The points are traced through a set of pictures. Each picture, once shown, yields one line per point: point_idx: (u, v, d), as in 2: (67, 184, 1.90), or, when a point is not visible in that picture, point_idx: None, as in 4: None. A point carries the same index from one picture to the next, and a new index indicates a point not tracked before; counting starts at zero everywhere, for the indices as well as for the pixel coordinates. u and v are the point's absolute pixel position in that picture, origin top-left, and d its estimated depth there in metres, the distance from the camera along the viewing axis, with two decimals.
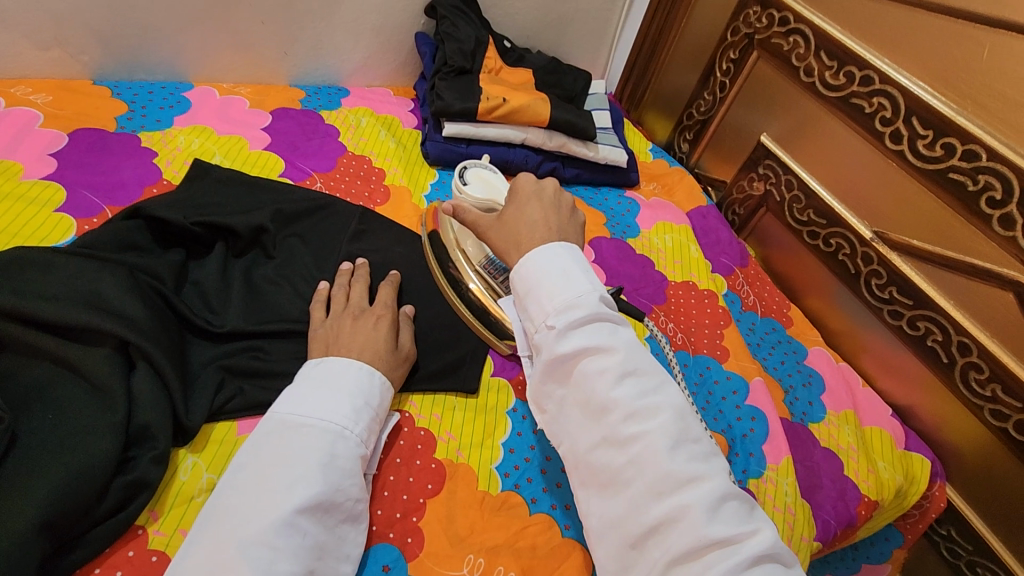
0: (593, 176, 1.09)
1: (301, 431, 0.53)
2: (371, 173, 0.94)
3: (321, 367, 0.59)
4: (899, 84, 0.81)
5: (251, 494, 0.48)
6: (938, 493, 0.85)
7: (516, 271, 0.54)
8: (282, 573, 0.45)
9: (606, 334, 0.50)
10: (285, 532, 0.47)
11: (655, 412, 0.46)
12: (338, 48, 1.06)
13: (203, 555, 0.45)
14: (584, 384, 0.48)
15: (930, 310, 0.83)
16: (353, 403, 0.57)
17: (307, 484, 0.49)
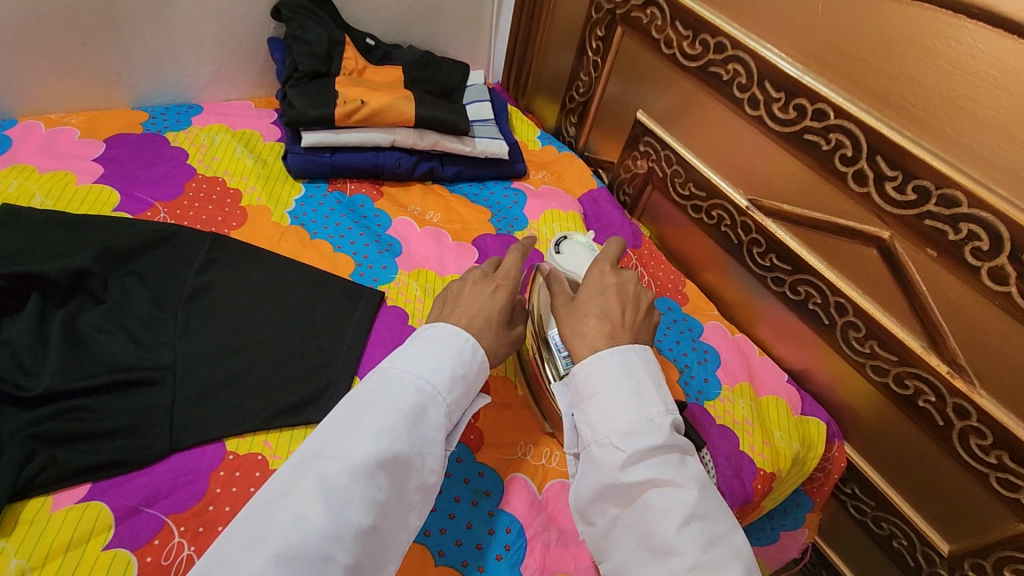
0: (476, 172, 1.05)
1: (393, 384, 0.54)
2: (225, 196, 0.88)
3: (441, 328, 0.60)
4: (748, 48, 0.79)
5: (343, 435, 0.51)
6: (837, 453, 0.86)
7: (581, 369, 0.59)
8: (351, 520, 0.47)
9: (675, 467, 0.54)
10: (362, 482, 0.48)
11: (721, 558, 0.50)
12: (183, 63, 0.98)
13: (296, 479, 0.49)
14: (651, 521, 0.52)
15: (807, 273, 0.83)
16: (456, 370, 0.57)
17: (390, 439, 0.51)
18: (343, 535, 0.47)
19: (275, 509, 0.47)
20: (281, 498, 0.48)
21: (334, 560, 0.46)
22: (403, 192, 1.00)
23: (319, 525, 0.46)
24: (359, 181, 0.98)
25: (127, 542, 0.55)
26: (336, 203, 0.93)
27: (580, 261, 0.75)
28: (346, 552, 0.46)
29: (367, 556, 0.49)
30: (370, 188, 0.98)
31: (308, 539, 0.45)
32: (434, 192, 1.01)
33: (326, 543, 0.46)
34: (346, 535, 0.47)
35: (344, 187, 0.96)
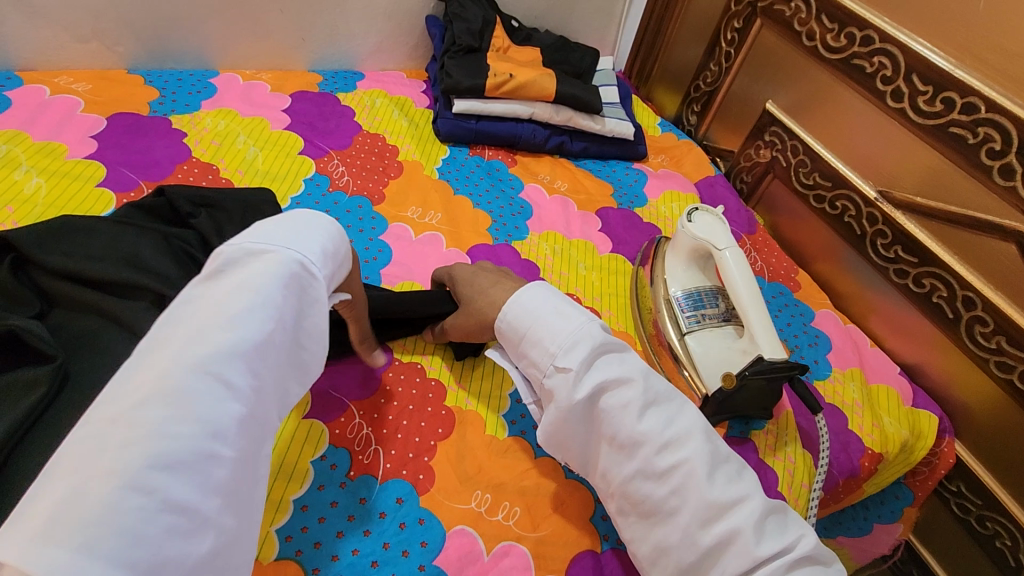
0: (601, 149, 1.12)
1: (260, 260, 0.49)
2: (385, 150, 0.99)
3: (292, 214, 0.55)
4: (897, 42, 0.82)
5: (197, 325, 0.43)
6: (946, 448, 0.86)
7: (504, 320, 0.63)
8: (229, 411, 0.41)
9: (617, 364, 0.58)
10: (236, 368, 0.43)
11: (680, 430, 0.55)
12: (353, 33, 1.11)
13: (139, 375, 0.40)
14: (612, 423, 0.56)
15: (934, 267, 0.84)
16: (326, 246, 0.53)
17: (261, 320, 0.45)
18: (225, 429, 0.41)
19: (116, 415, 0.38)
20: (125, 401, 0.39)
21: (220, 457, 0.40)
22: (534, 161, 1.08)
23: (190, 423, 0.39)
24: (496, 148, 1.07)
25: (321, 416, 0.65)
26: (476, 166, 1.03)
27: (713, 230, 0.79)
28: (230, 446, 0.41)
29: (255, 444, 0.44)
30: (505, 155, 1.06)
31: (182, 438, 0.38)
32: (561, 164, 1.09)
33: (207, 441, 0.39)
34: (226, 429, 0.41)
35: (483, 152, 1.05)
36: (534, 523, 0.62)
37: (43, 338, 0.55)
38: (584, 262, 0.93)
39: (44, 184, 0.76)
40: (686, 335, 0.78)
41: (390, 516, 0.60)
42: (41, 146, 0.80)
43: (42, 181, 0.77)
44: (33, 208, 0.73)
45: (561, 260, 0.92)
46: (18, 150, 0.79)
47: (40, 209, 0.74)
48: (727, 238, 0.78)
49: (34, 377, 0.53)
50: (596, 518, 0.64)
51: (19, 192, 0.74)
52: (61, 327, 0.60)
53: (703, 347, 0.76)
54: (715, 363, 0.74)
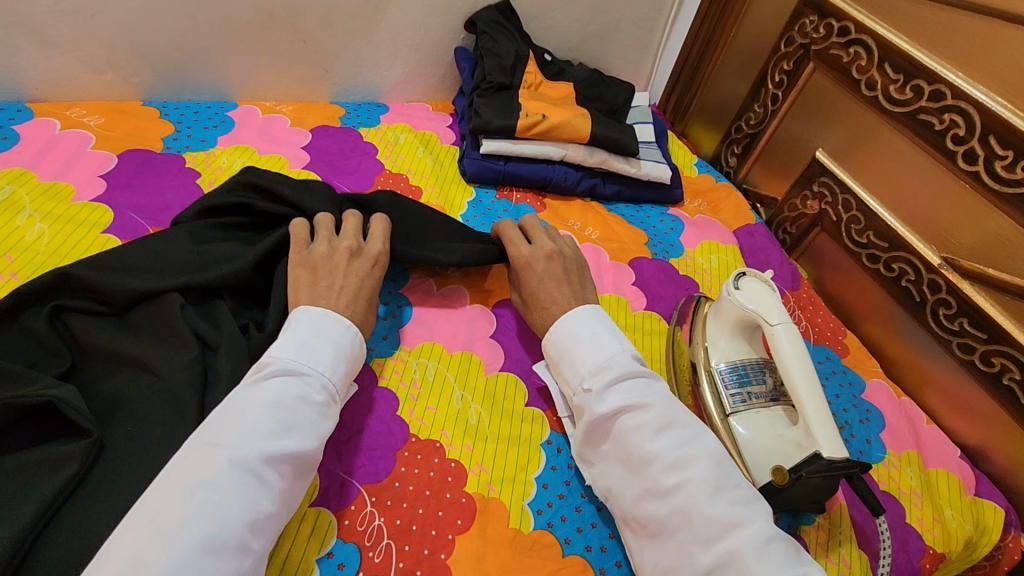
0: (636, 193, 1.05)
1: (294, 375, 0.55)
2: (407, 192, 0.93)
3: (327, 316, 0.61)
4: (973, 100, 0.74)
5: (246, 421, 0.51)
6: (1013, 544, 0.78)
7: (549, 338, 0.68)
8: (263, 507, 0.48)
9: (640, 389, 0.62)
10: (273, 470, 0.50)
11: (690, 452, 0.57)
12: (378, 64, 1.06)
13: (189, 467, 0.48)
14: (626, 442, 0.59)
15: (1007, 346, 0.76)
16: (349, 365, 0.60)
17: (300, 431, 0.52)
18: (259, 525, 0.48)
19: (173, 499, 0.45)
20: (177, 487, 0.46)
21: (251, 549, 0.46)
22: (564, 206, 1.01)
23: (233, 516, 0.46)
24: (525, 191, 1.01)
25: (329, 503, 0.59)
26: (504, 210, 0.97)
27: (765, 301, 0.72)
28: (259, 541, 0.47)
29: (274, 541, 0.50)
30: (534, 199, 1.00)
31: (225, 528, 0.45)
32: (593, 209, 1.03)
33: (243, 532, 0.46)
34: (259, 523, 0.48)
35: (511, 195, 1.00)
36: None
37: (79, 410, 0.52)
38: (617, 320, 0.87)
39: (46, 230, 0.71)
40: (730, 416, 0.71)
41: None
42: (46, 187, 0.76)
43: (45, 227, 0.72)
44: (34, 257, 0.69)
45: None
46: (22, 191, 0.75)
47: (40, 258, 0.69)
48: (780, 311, 0.71)
49: (66, 453, 0.50)
50: None
51: (20, 240, 0.70)
52: (93, 386, 0.58)
53: (749, 432, 0.69)
54: (763, 452, 0.67)
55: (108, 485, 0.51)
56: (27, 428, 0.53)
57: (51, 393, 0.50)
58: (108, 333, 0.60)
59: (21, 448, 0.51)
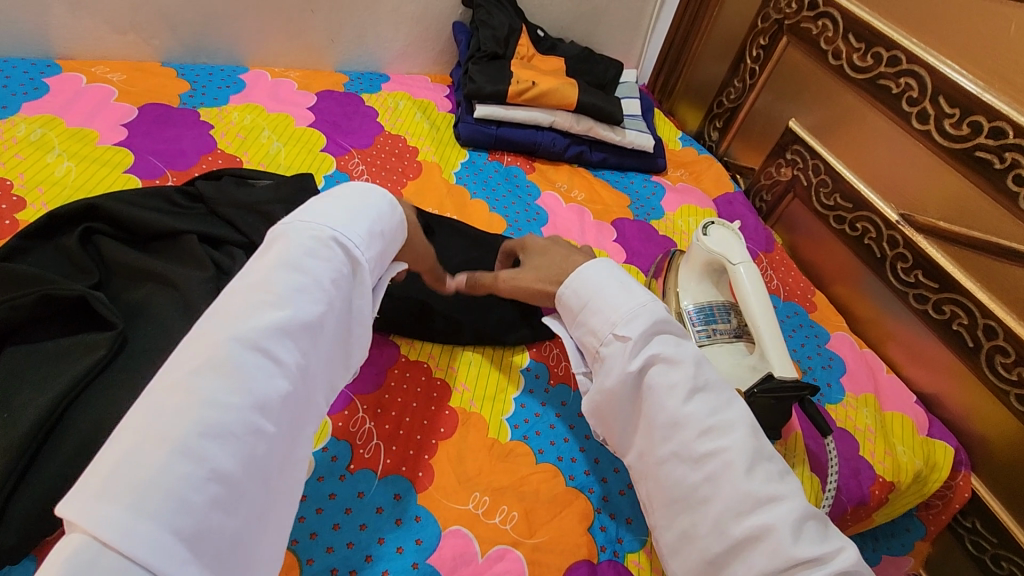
0: (620, 160, 1.12)
1: (306, 237, 0.45)
2: (405, 151, 1.00)
3: (353, 189, 0.51)
4: (925, 63, 0.81)
5: (260, 291, 0.41)
6: (961, 482, 0.84)
7: (567, 286, 0.62)
8: (274, 389, 0.39)
9: (672, 345, 0.56)
10: (282, 344, 0.40)
11: (725, 419, 0.52)
12: (381, 36, 1.13)
13: (200, 342, 0.39)
14: (656, 402, 0.54)
15: (955, 293, 0.82)
16: (373, 228, 0.49)
17: (312, 300, 0.43)
18: (268, 407, 0.38)
19: (180, 379, 0.37)
20: (184, 368, 0.37)
21: (264, 431, 0.38)
22: (552, 170, 1.08)
23: (238, 399, 0.37)
24: (515, 155, 1.08)
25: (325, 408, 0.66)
26: (495, 171, 1.03)
27: (729, 246, 0.78)
28: (271, 424, 0.39)
29: (289, 431, 0.41)
30: (524, 162, 1.07)
31: (231, 413, 0.36)
32: (579, 174, 1.09)
33: (252, 413, 0.37)
34: (271, 405, 0.39)
35: (502, 158, 1.06)
36: (530, 528, 0.61)
37: (109, 307, 0.59)
38: None
39: (73, 168, 0.78)
40: None
41: (387, 511, 0.60)
42: (73, 131, 0.83)
43: (72, 165, 0.79)
44: (62, 191, 0.76)
45: None
46: (52, 134, 0.82)
47: (68, 192, 0.76)
48: (743, 254, 0.76)
49: (95, 341, 0.57)
50: (594, 529, 0.64)
51: (50, 174, 0.76)
52: (118, 295, 0.64)
53: (712, 363, 0.76)
54: (724, 379, 0.74)
55: (128, 372, 0.57)
56: (57, 324, 0.59)
57: (85, 289, 0.58)
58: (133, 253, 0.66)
59: (53, 339, 0.58)
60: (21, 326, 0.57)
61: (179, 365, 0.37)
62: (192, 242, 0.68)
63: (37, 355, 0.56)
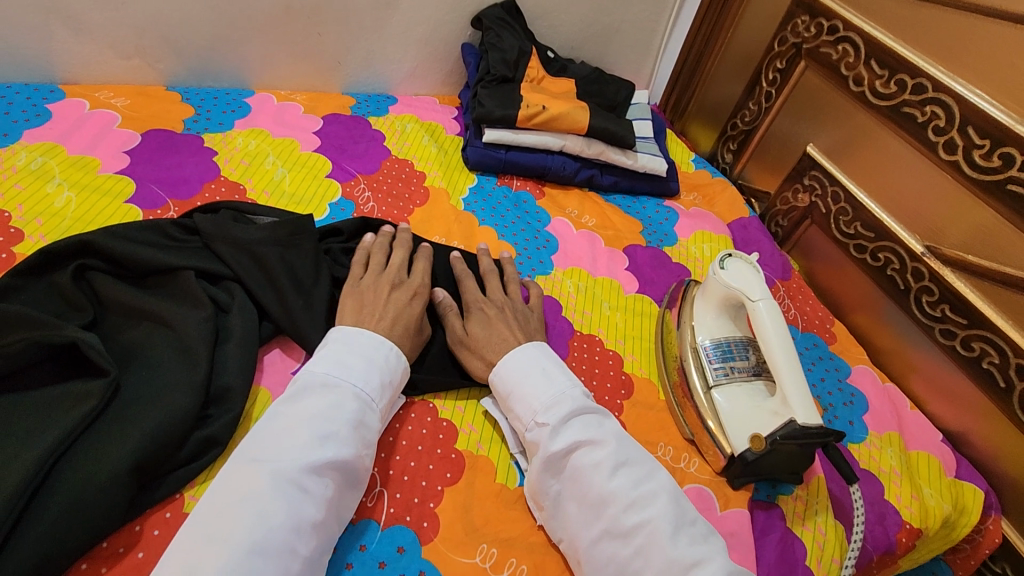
0: (631, 184, 1.09)
1: (331, 388, 0.57)
2: (412, 176, 0.98)
3: (361, 334, 0.63)
4: (953, 92, 0.78)
5: (286, 436, 0.53)
6: (991, 526, 0.80)
7: (497, 374, 0.67)
8: (308, 514, 0.50)
9: (594, 427, 0.61)
10: (313, 479, 0.52)
11: (648, 491, 0.57)
12: (388, 58, 1.11)
13: (237, 479, 0.50)
14: (584, 482, 0.58)
15: (986, 330, 0.79)
16: (383, 377, 0.61)
17: (335, 442, 0.54)
18: (303, 531, 0.49)
19: (223, 510, 0.48)
20: (227, 503, 0.49)
21: (298, 554, 0.48)
22: (562, 194, 1.06)
23: (280, 523, 0.48)
24: (525, 179, 1.06)
25: None
26: (504, 196, 1.01)
27: (748, 280, 0.75)
28: (306, 546, 0.49)
29: (322, 550, 0.51)
30: (533, 187, 1.05)
31: (275, 535, 0.47)
32: (590, 198, 1.07)
33: (290, 538, 0.48)
34: (306, 528, 0.50)
35: (511, 182, 1.04)
36: None
37: (102, 352, 0.57)
38: (609, 301, 0.90)
39: (73, 198, 0.76)
40: (713, 389, 0.74)
41: (390, 565, 0.57)
42: (75, 159, 0.81)
43: (73, 195, 0.77)
44: (61, 222, 0.74)
45: (585, 298, 0.89)
46: (53, 162, 0.80)
47: (67, 222, 0.74)
48: (764, 290, 0.73)
49: (88, 389, 0.55)
50: None
51: (49, 205, 0.75)
52: (113, 335, 0.62)
53: (731, 403, 0.72)
54: (742, 421, 0.70)
55: (120, 420, 0.55)
56: (51, 367, 0.57)
57: (77, 334, 0.56)
58: (130, 290, 0.64)
59: (45, 382, 0.56)
60: (12, 370, 0.55)
61: (218, 500, 0.49)
62: (189, 279, 0.66)
63: (25, 403, 0.54)
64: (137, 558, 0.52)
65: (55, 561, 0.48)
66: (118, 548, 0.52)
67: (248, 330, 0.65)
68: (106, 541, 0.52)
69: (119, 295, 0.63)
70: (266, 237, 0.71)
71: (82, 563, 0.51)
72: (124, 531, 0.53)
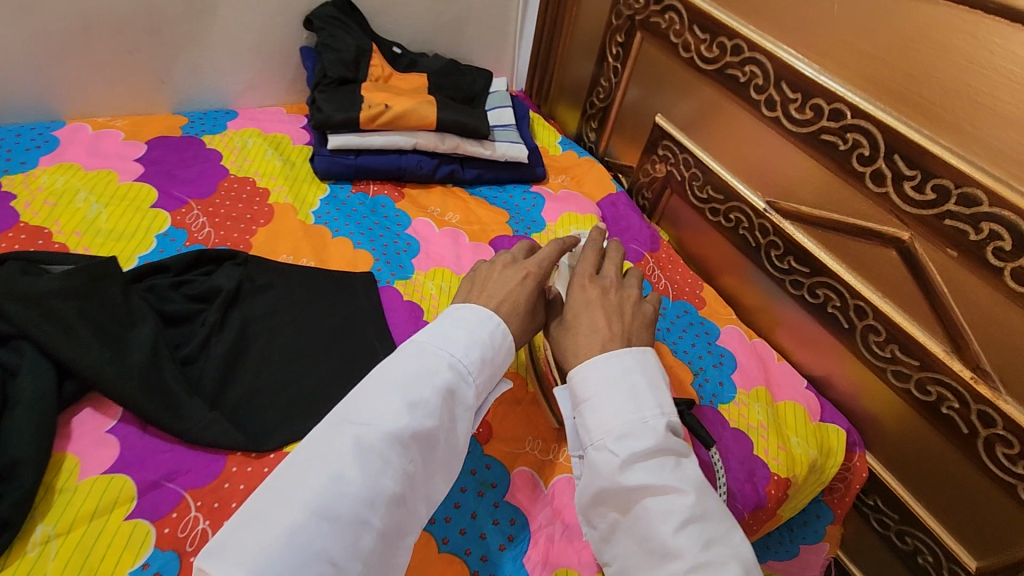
0: (496, 175, 1.07)
1: (426, 357, 0.54)
2: (254, 195, 0.92)
3: (467, 308, 0.60)
4: (765, 50, 0.80)
5: (374, 400, 0.51)
6: (858, 462, 0.83)
7: (578, 374, 0.57)
8: (385, 486, 0.48)
9: (671, 469, 0.52)
10: (394, 449, 0.49)
11: (721, 558, 0.49)
12: (219, 70, 1.03)
13: (327, 438, 0.49)
14: (649, 525, 0.50)
15: (826, 277, 0.81)
16: (484, 353, 0.56)
17: (420, 413, 0.51)
18: (379, 501, 0.47)
19: (303, 467, 0.47)
20: (309, 461, 0.47)
21: (369, 525, 0.46)
22: (423, 193, 1.02)
23: (355, 489, 0.46)
24: (382, 183, 1.01)
25: (147, 514, 0.57)
26: (359, 203, 0.96)
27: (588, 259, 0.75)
28: (379, 518, 0.47)
29: (398, 525, 0.49)
30: (391, 190, 1.01)
31: (348, 503, 0.46)
32: (453, 194, 1.04)
33: (363, 509, 0.46)
34: (382, 501, 0.47)
35: (367, 188, 1.00)
36: None
37: None
38: None
39: None
40: None
41: None
42: None
43: None
44: None
45: (448, 299, 0.85)
46: None
47: None
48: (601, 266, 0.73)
49: None
50: None
51: None
52: None
53: None
54: None
55: None
56: None
57: None
58: None
59: None
60: None
61: (302, 463, 0.47)
62: None
63: None
64: None
65: None
66: None
67: (41, 394, 0.58)
68: None
69: None
70: (58, 286, 0.64)
71: None
72: None
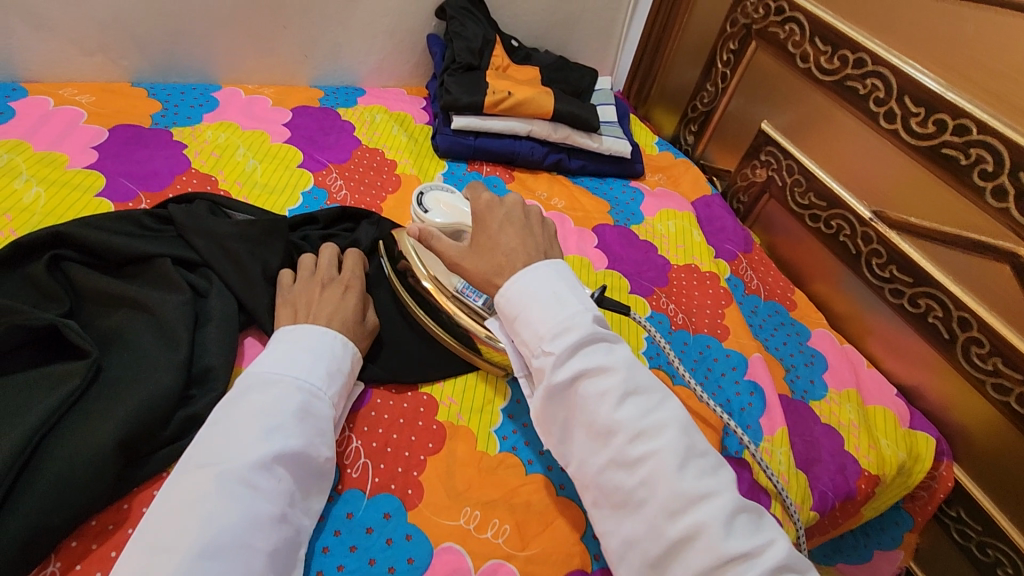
0: (599, 167, 1.13)
1: (275, 383, 0.56)
2: (383, 164, 1.00)
3: (300, 330, 0.62)
4: (890, 64, 0.83)
5: (227, 438, 0.51)
6: (944, 471, 0.85)
7: (504, 294, 0.59)
8: (262, 510, 0.49)
9: (603, 354, 0.54)
10: (263, 474, 0.50)
11: (658, 420, 0.51)
12: (355, 50, 1.12)
13: (185, 485, 0.48)
14: (590, 409, 0.52)
15: (930, 287, 0.84)
16: (330, 367, 0.61)
17: (282, 436, 0.52)
18: (261, 525, 0.48)
19: (171, 515, 0.46)
20: (178, 505, 0.47)
21: (256, 548, 0.47)
22: (532, 177, 1.08)
23: (232, 521, 0.46)
24: (494, 165, 1.08)
25: None
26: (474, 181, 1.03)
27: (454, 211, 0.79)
28: (264, 541, 0.48)
29: (284, 545, 0.50)
30: (503, 172, 1.07)
31: (229, 533, 0.46)
32: (559, 181, 1.10)
33: (245, 534, 0.47)
34: (262, 524, 0.48)
35: (481, 168, 1.06)
36: (523, 540, 0.61)
37: (82, 335, 0.59)
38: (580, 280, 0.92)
39: (43, 193, 0.76)
40: None
41: (377, 531, 0.59)
42: (42, 156, 0.81)
43: (42, 190, 0.77)
44: (32, 217, 0.73)
45: None
46: (20, 159, 0.80)
47: (38, 217, 0.74)
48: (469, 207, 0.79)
49: (70, 370, 0.56)
50: (586, 537, 0.63)
51: (18, 201, 0.74)
52: (93, 323, 0.63)
53: None
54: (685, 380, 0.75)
55: (105, 400, 0.56)
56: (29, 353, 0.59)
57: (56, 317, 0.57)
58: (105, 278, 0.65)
59: (27, 366, 0.58)
60: None
61: (168, 510, 0.47)
62: (166, 266, 0.67)
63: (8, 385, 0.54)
64: (127, 534, 0.53)
65: (44, 542, 0.49)
66: (107, 525, 0.53)
67: (227, 314, 0.67)
68: (95, 518, 0.53)
69: (97, 284, 0.64)
70: (237, 225, 0.72)
71: (72, 540, 0.52)
72: (112, 509, 0.54)
